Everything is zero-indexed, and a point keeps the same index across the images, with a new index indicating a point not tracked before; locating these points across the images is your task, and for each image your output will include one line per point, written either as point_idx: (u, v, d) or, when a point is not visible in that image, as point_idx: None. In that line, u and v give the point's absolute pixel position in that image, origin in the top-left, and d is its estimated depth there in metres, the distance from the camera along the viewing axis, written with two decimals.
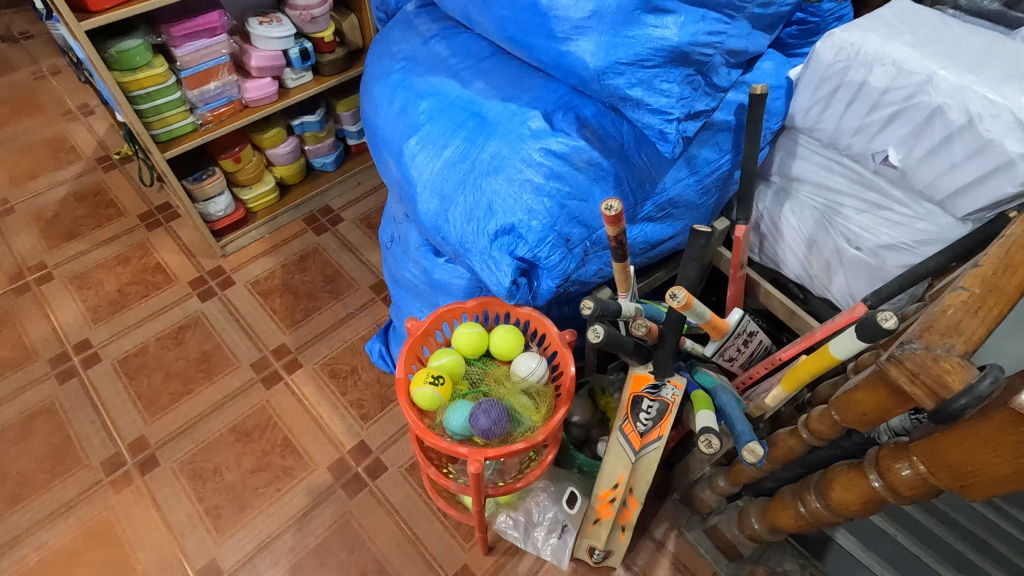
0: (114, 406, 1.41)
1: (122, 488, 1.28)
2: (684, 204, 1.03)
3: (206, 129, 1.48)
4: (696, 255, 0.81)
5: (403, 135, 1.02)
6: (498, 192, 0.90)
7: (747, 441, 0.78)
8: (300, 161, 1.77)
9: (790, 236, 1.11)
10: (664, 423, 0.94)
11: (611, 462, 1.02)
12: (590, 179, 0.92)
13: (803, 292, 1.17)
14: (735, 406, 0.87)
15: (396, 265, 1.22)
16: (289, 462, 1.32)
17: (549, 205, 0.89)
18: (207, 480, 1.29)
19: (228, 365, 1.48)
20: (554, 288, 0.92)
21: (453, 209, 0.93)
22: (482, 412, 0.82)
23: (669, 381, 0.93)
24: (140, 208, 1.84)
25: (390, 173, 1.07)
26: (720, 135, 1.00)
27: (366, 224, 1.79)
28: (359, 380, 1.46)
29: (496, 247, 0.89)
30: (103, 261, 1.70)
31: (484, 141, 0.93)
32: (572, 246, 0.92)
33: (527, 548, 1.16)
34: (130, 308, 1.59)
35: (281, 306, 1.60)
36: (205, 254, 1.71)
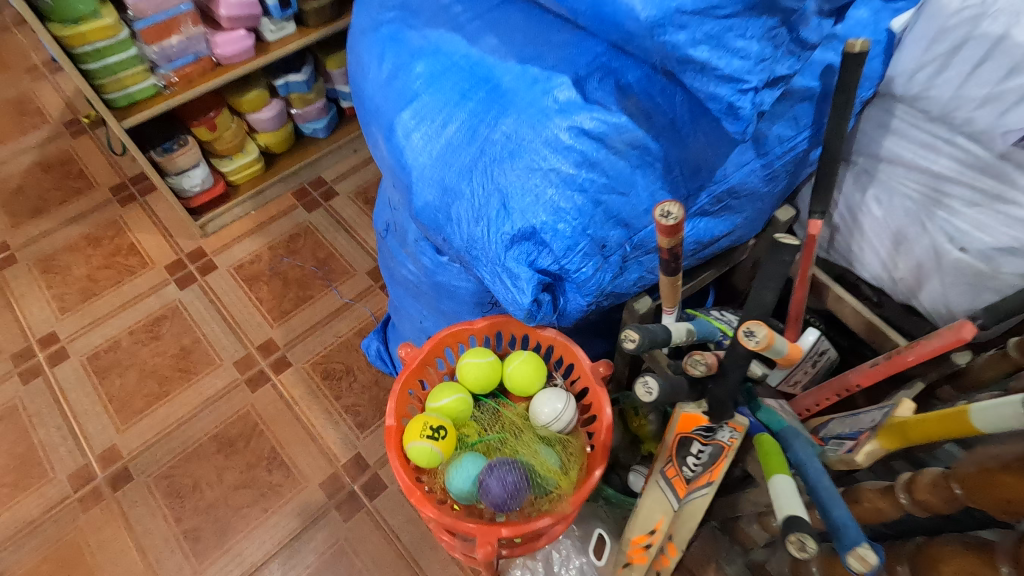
0: (83, 410, 1.26)
1: (91, 506, 1.15)
2: (747, 193, 0.82)
3: (171, 92, 1.26)
4: (776, 276, 0.62)
5: (394, 106, 0.80)
6: (514, 184, 0.69)
7: (852, 541, 0.56)
8: (287, 127, 1.55)
9: (871, 229, 0.90)
10: (717, 469, 0.77)
11: (648, 504, 0.85)
12: (632, 167, 0.71)
13: (877, 294, 0.98)
14: (818, 468, 0.66)
15: (392, 260, 1.03)
16: (276, 477, 1.18)
17: (579, 202, 0.68)
18: (185, 498, 1.15)
19: (209, 364, 1.32)
20: (585, 305, 0.73)
21: (457, 204, 0.73)
22: (492, 476, 0.68)
23: (726, 422, 0.75)
24: (112, 179, 1.65)
25: (379, 152, 0.86)
26: (800, 106, 0.77)
27: (363, 199, 1.59)
28: (355, 382, 1.29)
29: (512, 256, 0.69)
30: (71, 241, 1.53)
31: (497, 117, 0.72)
32: (608, 253, 0.72)
33: None
34: (100, 296, 1.43)
35: (268, 295, 1.43)
36: (183, 234, 1.53)
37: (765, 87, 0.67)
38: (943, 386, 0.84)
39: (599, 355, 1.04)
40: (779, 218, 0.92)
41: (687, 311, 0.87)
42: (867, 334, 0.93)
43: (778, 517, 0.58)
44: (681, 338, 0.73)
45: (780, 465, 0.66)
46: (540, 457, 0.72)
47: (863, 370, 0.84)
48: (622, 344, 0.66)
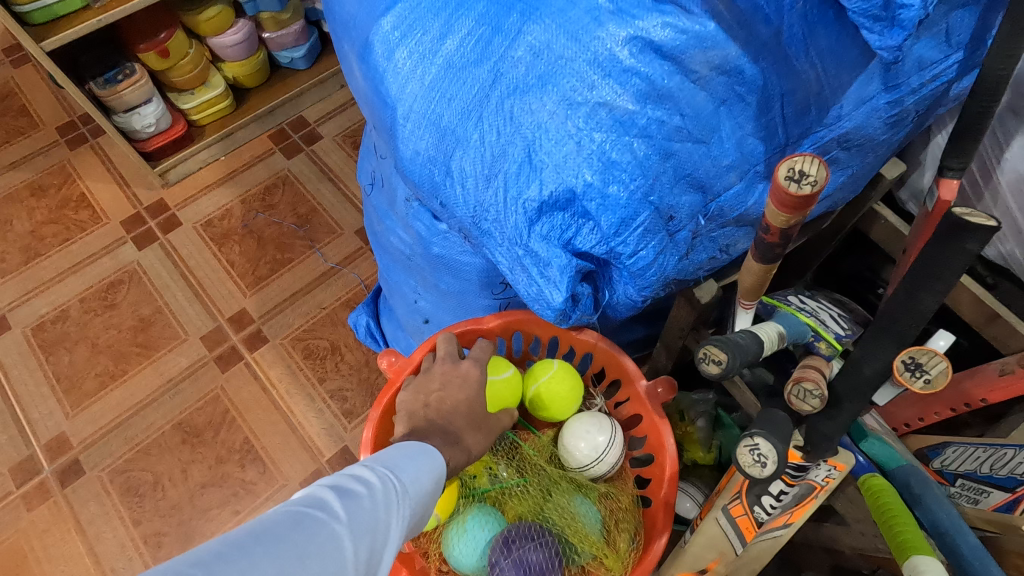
0: (27, 391, 1.09)
1: (36, 505, 0.99)
2: (860, 142, 0.59)
3: (102, 5, 1.01)
4: (947, 272, 0.40)
5: (371, 11, 0.56)
6: (545, 127, 0.47)
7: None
8: (259, 56, 1.30)
9: (1014, 194, 0.67)
10: (799, 510, 0.59)
11: (700, 543, 0.67)
12: (716, 102, 0.48)
13: (995, 276, 0.76)
14: (972, 543, 0.47)
15: (380, 224, 0.82)
16: (250, 474, 1.01)
17: (641, 154, 0.46)
18: (145, 497, 0.99)
19: (172, 338, 1.14)
20: (638, 298, 0.54)
21: (461, 155, 0.51)
22: (506, 554, 0.58)
23: (826, 460, 0.55)
24: (59, 117, 1.41)
25: (355, 81, 0.63)
26: (957, 14, 0.54)
27: (351, 142, 1.36)
28: (341, 362, 1.11)
29: (538, 233, 0.48)
30: (12, 190, 1.31)
31: (520, 24, 0.48)
32: (675, 227, 0.51)
33: None
34: (47, 256, 1.23)
35: (241, 256, 1.22)
36: (142, 184, 1.31)
37: None
38: None
39: (635, 343, 0.84)
40: (885, 175, 0.71)
41: (765, 299, 0.65)
42: (988, 329, 0.72)
43: None
44: (772, 346, 0.53)
45: (921, 532, 0.47)
46: (569, 519, 0.61)
47: (987, 378, 0.64)
48: (700, 365, 0.47)
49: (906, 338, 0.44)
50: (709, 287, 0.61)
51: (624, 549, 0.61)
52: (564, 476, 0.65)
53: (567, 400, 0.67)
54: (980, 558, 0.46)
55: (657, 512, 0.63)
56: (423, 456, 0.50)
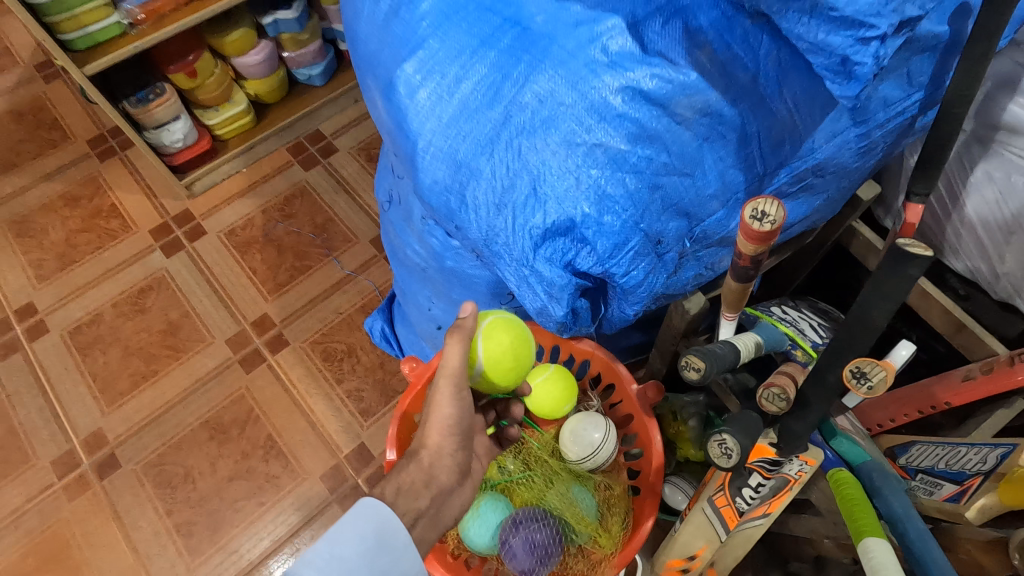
0: (65, 390, 1.17)
1: (76, 496, 1.07)
2: (834, 170, 0.66)
3: (139, 32, 1.09)
4: (896, 294, 0.46)
5: (394, 55, 0.63)
6: (549, 164, 0.54)
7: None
8: (279, 73, 1.38)
9: (978, 216, 0.74)
10: (777, 501, 0.66)
11: (689, 531, 0.73)
12: (699, 140, 0.55)
13: (967, 287, 0.82)
14: (916, 526, 0.53)
15: (397, 238, 0.89)
16: (273, 469, 1.08)
17: (633, 188, 0.53)
18: (177, 489, 1.07)
19: (199, 341, 1.21)
20: (631, 311, 0.61)
21: (475, 185, 0.58)
22: (516, 531, 0.64)
23: (796, 455, 0.62)
24: (90, 131, 1.49)
25: (378, 113, 0.70)
26: (918, 59, 0.60)
27: (365, 155, 1.43)
28: (358, 364, 1.18)
29: (542, 256, 0.55)
30: (47, 200, 1.39)
31: (527, 73, 0.55)
32: (663, 249, 0.57)
33: None
34: (81, 263, 1.30)
35: (263, 264, 1.30)
36: (168, 194, 1.38)
37: (892, 34, 0.49)
38: None
39: (633, 348, 0.91)
40: (862, 197, 0.78)
41: (748, 310, 0.73)
42: (956, 337, 0.78)
43: None
44: (749, 355, 0.60)
45: (872, 525, 0.52)
46: (569, 505, 0.68)
47: (953, 383, 0.70)
48: (682, 372, 0.54)
49: (862, 350, 0.50)
50: (699, 300, 0.68)
51: (617, 531, 0.68)
52: (564, 467, 0.72)
53: (562, 401, 0.72)
54: (921, 536, 0.52)
55: (645, 501, 0.69)
56: (373, 522, 0.52)
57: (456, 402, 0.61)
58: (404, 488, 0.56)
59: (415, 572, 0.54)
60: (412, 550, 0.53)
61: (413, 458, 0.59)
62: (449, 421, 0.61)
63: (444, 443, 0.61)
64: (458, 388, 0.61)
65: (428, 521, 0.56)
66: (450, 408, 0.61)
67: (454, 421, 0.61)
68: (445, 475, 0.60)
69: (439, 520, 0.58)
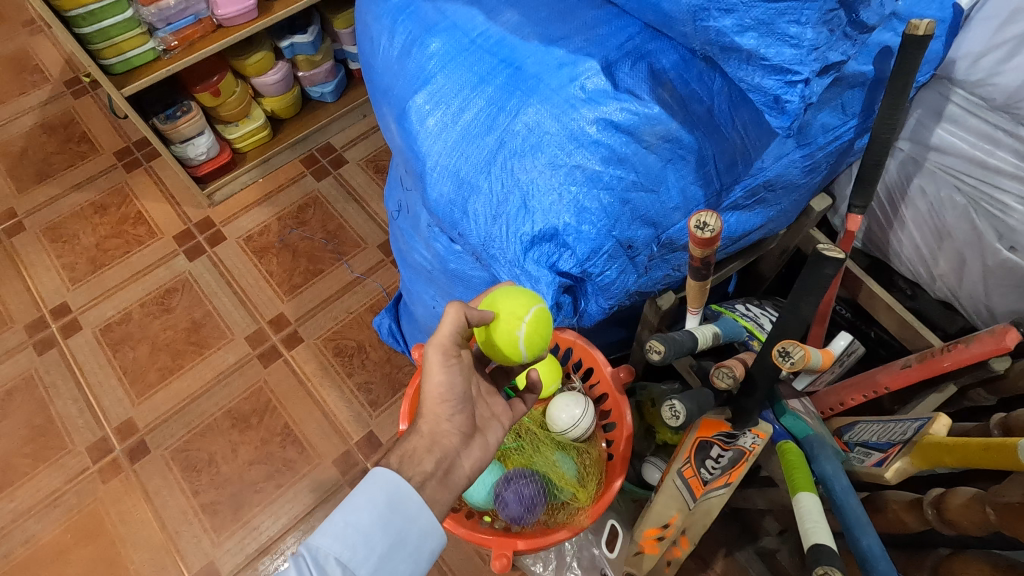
0: (98, 382, 1.27)
1: (111, 478, 1.17)
2: (783, 185, 0.75)
3: (171, 57, 1.20)
4: (816, 289, 0.57)
5: (406, 87, 0.74)
6: (537, 183, 0.65)
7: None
8: (294, 91, 1.49)
9: (914, 222, 0.83)
10: (735, 472, 0.75)
11: (662, 501, 0.82)
12: (662, 162, 0.65)
13: (912, 287, 0.91)
14: (845, 488, 0.62)
15: (405, 244, 1.00)
16: (290, 454, 1.19)
17: (606, 202, 0.64)
18: (202, 472, 1.17)
19: (221, 338, 1.32)
20: (606, 306, 0.71)
21: (475, 199, 0.69)
22: (508, 486, 0.78)
23: (749, 428, 0.72)
24: (116, 143, 1.60)
25: (392, 135, 0.81)
26: (849, 93, 0.71)
27: (373, 166, 1.54)
28: (367, 359, 1.28)
29: (532, 258, 0.65)
30: (78, 208, 1.50)
31: (519, 106, 0.66)
32: (634, 253, 0.68)
33: None
34: (110, 266, 1.41)
35: (278, 267, 1.40)
36: (190, 203, 1.49)
37: (816, 77, 0.59)
38: (976, 388, 0.79)
39: (616, 343, 1.02)
40: (814, 208, 0.86)
41: (714, 307, 0.86)
42: (899, 332, 0.87)
43: (805, 544, 0.56)
44: (708, 342, 0.71)
45: (807, 482, 0.62)
46: (555, 466, 0.81)
47: (893, 371, 0.77)
48: (648, 354, 0.66)
49: (795, 336, 0.61)
50: (669, 297, 0.77)
51: (594, 487, 0.80)
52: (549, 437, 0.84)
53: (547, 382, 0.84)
54: (846, 493, 0.62)
55: (615, 465, 0.79)
56: (382, 493, 0.57)
57: (445, 370, 0.62)
58: (408, 457, 0.61)
59: (432, 529, 0.59)
60: (425, 512, 0.59)
61: (414, 428, 0.63)
62: (441, 392, 0.63)
63: (441, 412, 0.63)
64: (445, 354, 0.62)
65: (437, 481, 0.61)
66: (437, 378, 0.63)
67: (446, 388, 0.63)
68: (452, 436, 0.63)
69: (451, 480, 0.62)
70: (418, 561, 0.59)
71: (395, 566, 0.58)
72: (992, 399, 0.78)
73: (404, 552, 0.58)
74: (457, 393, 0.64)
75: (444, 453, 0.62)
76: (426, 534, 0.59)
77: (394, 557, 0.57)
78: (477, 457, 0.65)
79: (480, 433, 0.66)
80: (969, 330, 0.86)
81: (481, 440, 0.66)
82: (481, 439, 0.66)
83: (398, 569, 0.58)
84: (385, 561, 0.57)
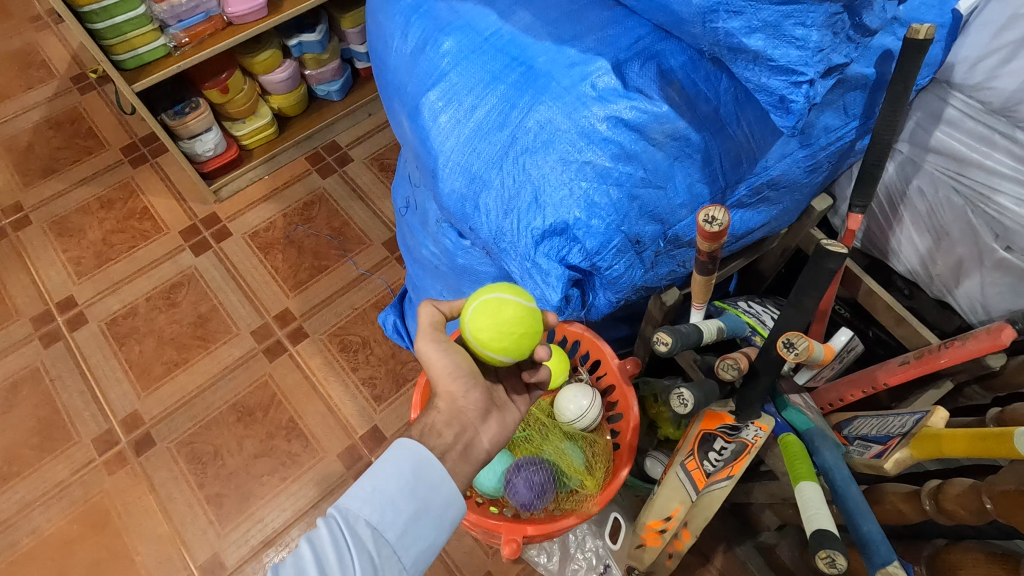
0: (104, 375, 1.28)
1: (116, 470, 1.18)
2: (787, 184, 0.77)
3: (182, 54, 1.22)
4: (819, 283, 0.59)
5: (419, 84, 0.76)
6: (548, 178, 0.66)
7: (880, 560, 0.55)
8: (301, 89, 1.51)
9: (913, 222, 0.85)
10: (738, 464, 0.75)
11: (665, 493, 0.83)
12: (670, 159, 0.67)
13: (911, 287, 0.93)
14: (846, 479, 0.63)
15: (413, 239, 1.01)
16: (295, 447, 1.20)
17: (615, 197, 0.65)
18: (207, 465, 1.18)
19: (226, 332, 1.33)
20: (613, 300, 0.73)
21: (486, 194, 0.70)
22: (518, 472, 0.80)
23: (752, 420, 0.73)
24: (123, 139, 1.61)
25: (403, 132, 0.83)
26: (851, 95, 0.73)
27: (378, 164, 1.55)
28: (371, 354, 1.30)
29: (542, 252, 0.67)
30: (84, 202, 1.51)
31: (531, 104, 0.68)
32: (641, 248, 0.70)
33: None
34: (117, 261, 1.42)
35: (284, 264, 1.41)
36: (197, 199, 1.50)
37: (820, 78, 0.61)
38: (971, 384, 0.81)
39: (620, 340, 1.03)
40: (815, 208, 0.87)
41: (716, 304, 0.87)
42: (898, 330, 0.88)
43: (808, 530, 0.57)
44: (712, 337, 0.73)
45: (809, 472, 0.63)
46: (562, 454, 0.83)
47: (892, 367, 0.79)
48: (655, 346, 0.67)
49: (797, 328, 0.63)
50: (674, 292, 0.79)
51: (600, 475, 0.82)
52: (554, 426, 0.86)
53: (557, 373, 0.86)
54: (847, 483, 0.63)
55: (622, 455, 0.82)
56: (406, 460, 0.59)
57: (446, 352, 0.66)
58: (429, 430, 0.62)
59: (455, 498, 0.60)
60: (449, 481, 0.60)
61: (431, 405, 0.64)
62: (450, 370, 0.65)
63: (455, 389, 0.65)
64: (435, 340, 0.66)
65: (457, 454, 0.62)
66: (444, 358, 0.65)
67: (454, 365, 0.65)
68: (470, 411, 0.64)
69: (471, 454, 0.63)
70: (442, 528, 0.60)
71: (421, 532, 0.59)
72: (988, 397, 0.80)
73: (429, 518, 0.59)
74: (466, 370, 0.66)
75: (463, 426, 0.64)
76: (450, 502, 0.60)
77: (420, 523, 0.58)
78: (494, 432, 0.66)
79: (496, 410, 0.67)
80: (965, 329, 0.88)
81: (499, 415, 0.67)
82: (498, 415, 0.67)
83: (424, 534, 0.59)
84: (411, 526, 0.58)
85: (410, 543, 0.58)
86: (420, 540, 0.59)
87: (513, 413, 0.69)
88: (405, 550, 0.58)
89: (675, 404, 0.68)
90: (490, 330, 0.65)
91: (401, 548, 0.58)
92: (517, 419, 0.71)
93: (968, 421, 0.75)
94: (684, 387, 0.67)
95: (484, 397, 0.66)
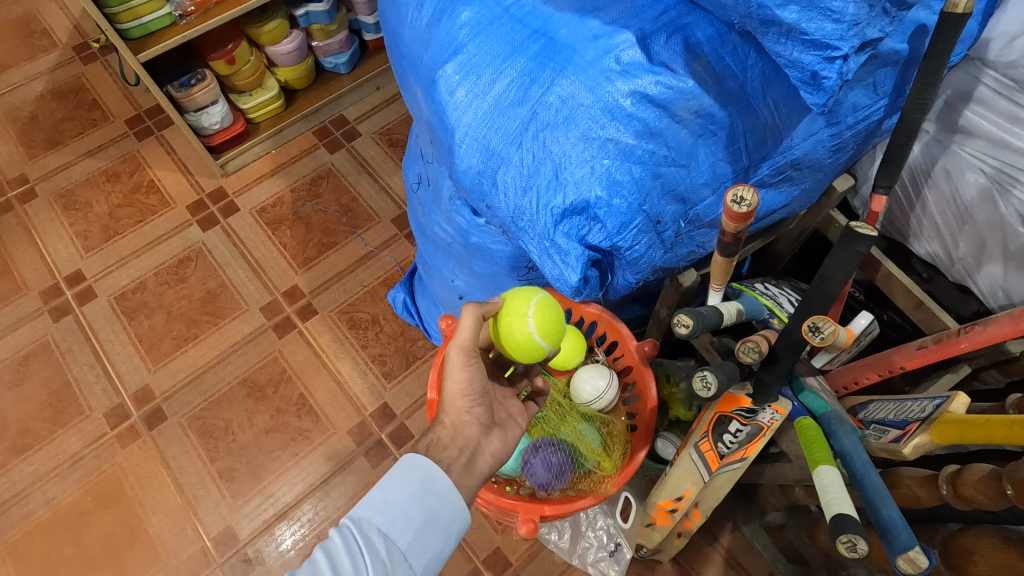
0: (114, 349, 1.28)
1: (129, 443, 1.19)
2: (810, 164, 0.75)
3: (187, 23, 1.19)
4: (847, 266, 0.58)
5: (436, 56, 0.73)
6: (569, 155, 0.65)
7: (902, 545, 0.55)
8: (308, 62, 1.48)
9: (936, 205, 0.82)
10: (752, 446, 0.75)
11: (677, 474, 0.82)
12: (694, 137, 0.65)
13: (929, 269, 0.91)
14: (866, 462, 0.62)
15: (425, 216, 0.99)
16: (306, 424, 1.20)
17: (637, 176, 0.64)
18: (218, 440, 1.19)
19: (236, 308, 1.32)
20: (633, 281, 0.73)
21: (506, 170, 0.69)
22: (535, 453, 0.82)
23: (768, 404, 0.72)
24: (127, 111, 1.58)
25: (418, 105, 0.80)
26: (881, 72, 0.70)
27: (387, 140, 1.53)
28: (380, 332, 1.29)
29: (561, 231, 0.66)
30: (90, 175, 1.49)
31: (551, 78, 0.66)
32: (662, 228, 0.69)
33: (572, 559, 1.04)
34: (124, 235, 1.41)
35: (292, 239, 1.40)
36: (203, 173, 1.49)
37: (854, 54, 0.58)
38: (989, 369, 0.80)
39: (634, 320, 1.04)
40: (836, 188, 0.85)
41: (733, 286, 0.86)
42: (915, 313, 0.87)
43: (827, 514, 0.57)
44: (732, 319, 0.72)
45: (827, 456, 0.62)
46: (580, 436, 0.84)
47: (909, 351, 0.78)
48: (674, 328, 0.67)
49: (819, 312, 0.62)
50: (693, 274, 0.79)
51: (617, 457, 0.84)
52: (574, 411, 0.86)
53: (573, 354, 0.86)
54: (866, 467, 0.62)
55: (639, 437, 0.84)
56: (417, 471, 0.60)
57: (467, 368, 0.67)
58: (435, 445, 0.64)
59: (461, 509, 0.61)
60: (455, 494, 0.61)
61: (438, 420, 0.66)
62: (462, 387, 0.67)
63: (462, 404, 0.67)
64: (465, 356, 0.67)
65: (461, 466, 0.63)
66: (462, 373, 0.67)
67: (467, 385, 0.67)
68: (472, 427, 0.66)
69: (474, 467, 0.65)
70: (449, 540, 0.61)
71: (429, 541, 0.59)
72: (1005, 381, 0.79)
73: (437, 528, 0.60)
74: (477, 390, 0.67)
75: (467, 440, 0.65)
76: (456, 513, 0.61)
77: (429, 533, 0.59)
78: (497, 448, 0.67)
79: (498, 428, 0.69)
80: (983, 313, 0.86)
81: (500, 432, 0.69)
82: (500, 433, 0.69)
83: (432, 546, 0.59)
84: (421, 535, 0.58)
85: (420, 552, 0.58)
86: (430, 549, 0.59)
87: (514, 430, 0.72)
88: (416, 559, 0.58)
89: (698, 388, 0.67)
90: (550, 332, 0.73)
91: (412, 556, 0.58)
92: (518, 431, 0.73)
93: (987, 407, 0.74)
94: (708, 370, 0.66)
95: (486, 413, 0.68)
